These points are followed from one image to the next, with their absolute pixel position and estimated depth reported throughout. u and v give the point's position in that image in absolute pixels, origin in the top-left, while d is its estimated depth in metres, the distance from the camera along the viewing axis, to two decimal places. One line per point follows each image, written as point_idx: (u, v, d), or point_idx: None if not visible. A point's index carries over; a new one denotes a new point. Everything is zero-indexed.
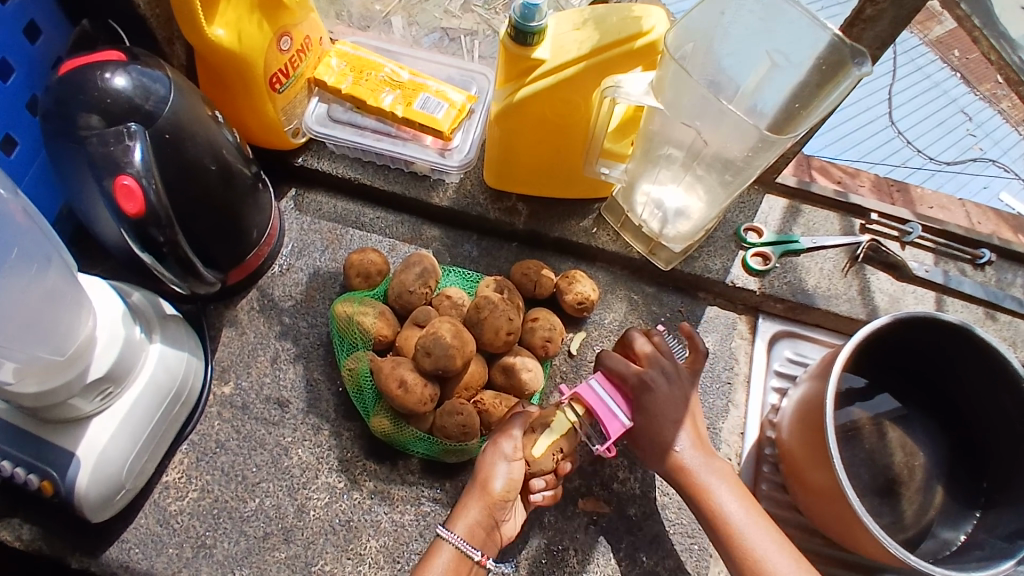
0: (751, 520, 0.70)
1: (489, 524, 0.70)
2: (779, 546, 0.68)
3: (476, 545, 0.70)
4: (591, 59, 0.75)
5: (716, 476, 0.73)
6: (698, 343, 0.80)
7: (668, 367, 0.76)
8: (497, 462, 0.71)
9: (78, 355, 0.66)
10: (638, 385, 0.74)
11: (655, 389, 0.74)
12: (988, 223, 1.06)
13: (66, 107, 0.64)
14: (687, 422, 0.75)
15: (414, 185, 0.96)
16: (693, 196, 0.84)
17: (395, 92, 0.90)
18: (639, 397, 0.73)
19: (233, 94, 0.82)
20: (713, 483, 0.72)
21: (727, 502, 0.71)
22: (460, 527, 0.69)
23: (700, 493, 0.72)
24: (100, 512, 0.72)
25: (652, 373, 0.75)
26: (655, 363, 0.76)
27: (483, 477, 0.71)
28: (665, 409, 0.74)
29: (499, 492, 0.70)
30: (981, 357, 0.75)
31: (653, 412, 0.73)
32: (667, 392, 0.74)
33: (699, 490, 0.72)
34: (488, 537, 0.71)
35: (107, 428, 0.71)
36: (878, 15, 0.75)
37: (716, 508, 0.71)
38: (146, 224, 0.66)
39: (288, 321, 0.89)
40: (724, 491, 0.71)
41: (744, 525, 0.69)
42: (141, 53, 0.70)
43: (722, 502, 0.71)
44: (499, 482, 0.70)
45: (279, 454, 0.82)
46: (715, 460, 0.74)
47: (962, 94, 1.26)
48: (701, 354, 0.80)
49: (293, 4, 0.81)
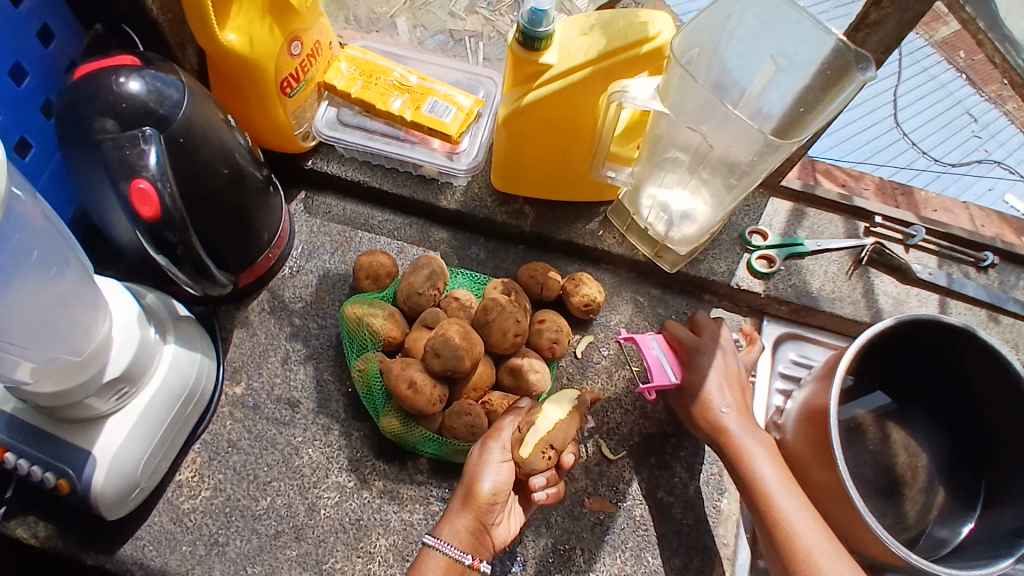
0: (784, 486, 0.71)
1: (477, 529, 0.69)
2: (810, 515, 0.68)
3: (465, 549, 0.69)
4: (597, 64, 0.76)
5: (757, 442, 0.75)
6: (756, 335, 0.89)
7: (724, 342, 0.83)
8: (485, 463, 0.70)
9: (94, 356, 0.68)
10: (692, 347, 0.82)
11: (709, 352, 0.81)
12: (992, 226, 1.07)
13: (82, 113, 0.65)
14: (738, 387, 0.80)
15: (422, 188, 0.97)
16: (698, 199, 0.85)
17: (403, 96, 0.91)
18: (695, 358, 0.81)
19: (245, 98, 0.83)
20: (752, 449, 0.74)
21: (762, 467, 0.72)
22: (447, 534, 0.69)
23: (740, 457, 0.74)
24: (115, 510, 0.74)
25: (707, 340, 0.83)
26: (713, 336, 0.83)
27: (469, 482, 0.70)
28: (717, 370, 0.80)
29: (485, 496, 0.69)
30: (984, 359, 0.76)
31: (703, 370, 0.80)
32: (721, 359, 0.81)
33: (739, 454, 0.74)
34: (479, 542, 0.70)
35: (122, 428, 0.72)
36: (882, 19, 0.76)
37: (753, 472, 0.72)
38: (160, 227, 0.67)
39: (298, 323, 0.91)
40: (762, 455, 0.73)
41: (777, 488, 0.70)
42: (155, 59, 0.71)
43: (758, 468, 0.72)
44: (485, 486, 0.69)
45: (290, 453, 0.83)
46: (756, 428, 0.77)
47: (968, 95, 1.27)
48: (760, 346, 0.87)
49: (304, 10, 0.82)
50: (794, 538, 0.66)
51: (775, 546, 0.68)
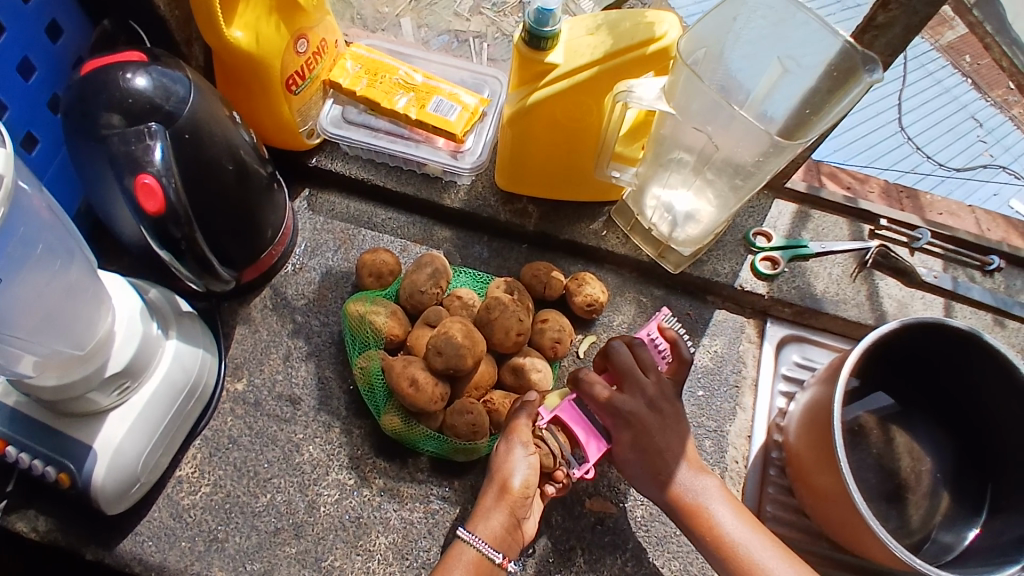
0: (754, 536, 0.70)
1: (512, 525, 0.70)
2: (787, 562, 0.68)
3: (497, 547, 0.69)
4: (603, 64, 0.76)
5: (713, 493, 0.72)
6: (682, 349, 0.79)
7: (649, 391, 0.75)
8: (513, 458, 0.70)
9: (98, 349, 0.68)
10: (617, 418, 0.73)
11: (636, 419, 0.73)
12: (998, 230, 1.06)
13: (88, 106, 0.65)
14: (677, 453, 0.73)
15: (426, 186, 0.97)
16: (702, 201, 0.85)
17: (409, 94, 0.91)
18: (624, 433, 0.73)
19: (250, 95, 0.83)
20: (710, 503, 0.72)
21: (724, 520, 0.71)
22: (481, 529, 0.69)
23: (696, 515, 0.71)
24: (115, 505, 0.74)
25: (631, 400, 0.74)
26: (636, 385, 0.75)
27: (500, 477, 0.70)
28: (651, 441, 0.73)
29: (518, 489, 0.70)
30: (991, 364, 0.75)
31: (629, 441, 0.73)
32: (652, 419, 0.74)
33: (696, 511, 0.71)
34: (510, 539, 0.70)
35: (123, 423, 0.72)
36: (890, 22, 0.75)
37: (716, 529, 0.70)
38: (165, 222, 0.67)
39: (300, 320, 0.90)
40: (723, 510, 0.71)
41: (750, 546, 0.69)
42: (162, 55, 0.71)
43: (719, 521, 0.71)
44: (518, 480, 0.70)
45: (291, 450, 0.83)
46: (706, 478, 0.73)
47: (972, 100, 1.27)
48: (685, 365, 0.79)
49: (310, 7, 0.82)
50: None
51: None
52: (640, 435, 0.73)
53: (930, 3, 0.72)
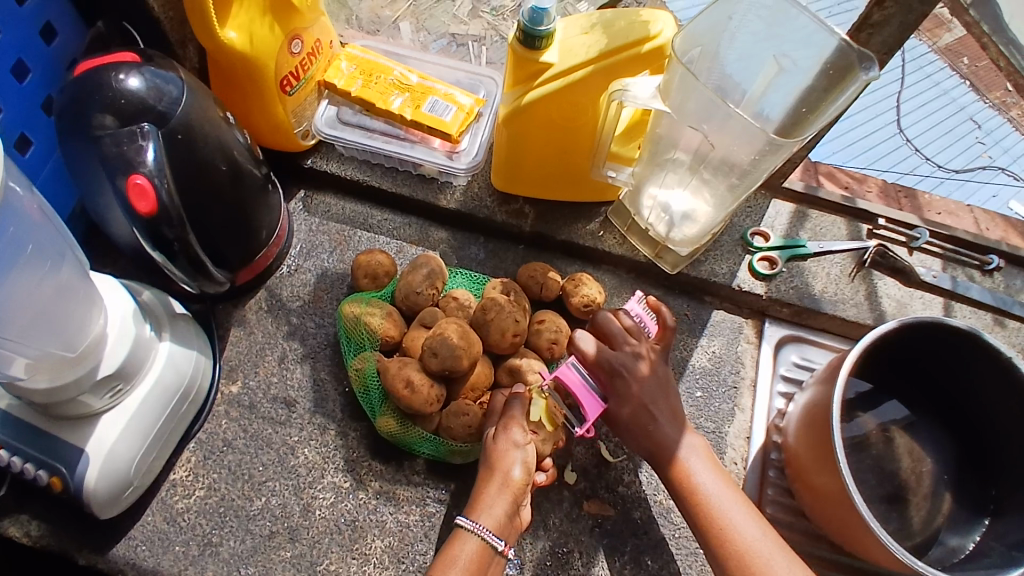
0: (725, 494, 0.71)
1: (512, 514, 0.69)
2: (750, 518, 0.70)
3: (500, 534, 0.68)
4: (598, 63, 0.75)
5: (693, 449, 0.74)
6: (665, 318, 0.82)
7: (639, 349, 0.78)
8: (511, 448, 0.69)
9: (91, 350, 0.68)
10: (611, 371, 0.75)
11: (633, 372, 0.75)
12: (997, 229, 1.06)
13: (80, 107, 0.65)
14: (677, 408, 0.76)
15: (422, 187, 0.96)
16: (699, 200, 0.84)
17: (404, 95, 0.91)
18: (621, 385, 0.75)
19: (244, 96, 0.83)
20: (690, 459, 0.73)
21: (701, 475, 0.72)
22: (484, 519, 0.67)
23: (676, 470, 0.73)
24: (109, 508, 0.73)
25: (622, 356, 0.77)
26: (624, 342, 0.78)
27: (499, 467, 0.69)
28: (649, 394, 0.75)
29: (519, 479, 0.68)
30: (991, 363, 0.75)
31: (624, 396, 0.75)
32: (655, 375, 0.76)
33: (675, 465, 0.73)
34: (512, 526, 0.69)
35: (116, 425, 0.72)
36: (885, 19, 0.75)
37: (692, 482, 0.72)
38: (157, 223, 0.67)
39: (296, 322, 0.90)
40: (701, 465, 0.73)
41: (717, 502, 0.71)
42: (155, 55, 0.71)
43: (696, 476, 0.72)
44: (518, 470, 0.69)
45: (286, 453, 0.83)
46: (692, 436, 0.75)
47: (971, 102, 1.27)
48: (669, 330, 0.81)
49: (304, 7, 0.81)
50: (734, 543, 0.68)
51: (714, 554, 0.69)
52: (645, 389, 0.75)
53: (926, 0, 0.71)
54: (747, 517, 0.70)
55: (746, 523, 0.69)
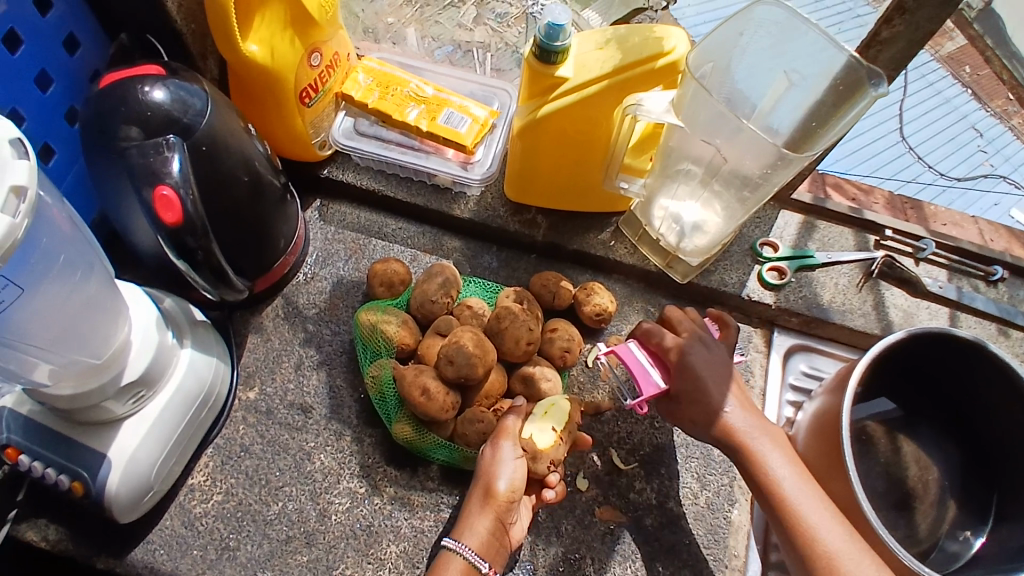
0: (802, 487, 0.69)
1: (497, 532, 0.70)
2: (830, 514, 0.67)
3: (483, 556, 0.69)
4: (613, 78, 0.77)
5: (767, 440, 0.73)
6: (730, 325, 0.83)
7: (705, 337, 0.79)
8: (500, 462, 0.71)
9: (114, 359, 0.69)
10: (676, 353, 0.77)
11: (698, 354, 0.77)
12: (1002, 240, 1.07)
13: (106, 119, 0.66)
14: (733, 388, 0.77)
15: (436, 197, 0.98)
16: (710, 211, 0.85)
17: (419, 107, 0.92)
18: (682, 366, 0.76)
19: (265, 108, 0.84)
20: (764, 448, 0.72)
21: (776, 464, 0.71)
22: (468, 538, 0.69)
23: (751, 459, 0.72)
24: (129, 513, 0.74)
25: (692, 342, 0.78)
26: (695, 333, 0.79)
27: (485, 480, 0.71)
28: (713, 375, 0.76)
29: (504, 493, 0.70)
30: (996, 374, 0.76)
31: (700, 375, 0.76)
32: (709, 357, 0.77)
33: (749, 454, 0.72)
34: (496, 548, 0.70)
35: (138, 430, 0.73)
36: (894, 36, 0.76)
37: (767, 471, 0.71)
38: (181, 233, 0.68)
39: (312, 330, 0.91)
40: (777, 458, 0.71)
41: (795, 494, 0.68)
42: (179, 68, 0.72)
43: (772, 465, 0.71)
44: (503, 484, 0.70)
45: (302, 459, 0.84)
46: (766, 428, 0.74)
47: (973, 110, 1.27)
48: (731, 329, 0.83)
49: (324, 22, 0.83)
50: (812, 537, 0.65)
51: (796, 548, 0.66)
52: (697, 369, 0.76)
53: (934, 18, 0.73)
54: (822, 505, 0.67)
55: (822, 517, 0.66)
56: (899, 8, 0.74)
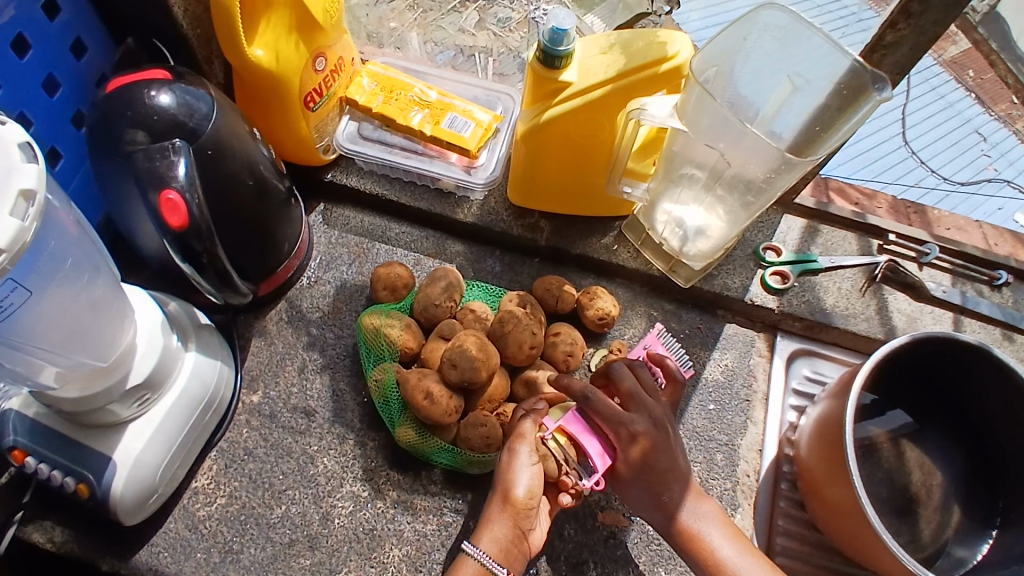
0: (749, 562, 0.70)
1: (515, 537, 0.70)
2: None
3: (501, 562, 0.69)
4: (616, 83, 0.77)
5: (708, 519, 0.72)
6: (673, 369, 0.80)
7: (653, 410, 0.74)
8: (516, 467, 0.71)
9: (120, 361, 0.69)
10: (626, 437, 0.71)
11: (642, 433, 0.72)
12: (1005, 244, 1.07)
13: (114, 124, 0.67)
14: (683, 477, 0.73)
15: (439, 201, 0.98)
16: (712, 215, 0.86)
17: (423, 111, 0.93)
18: (627, 450, 0.72)
19: (270, 112, 0.85)
20: (705, 529, 0.72)
21: (722, 546, 0.71)
22: (485, 543, 0.70)
23: (694, 543, 0.71)
24: (133, 516, 0.74)
25: (637, 417, 0.73)
26: (640, 402, 0.74)
27: (502, 487, 0.71)
28: (659, 462, 0.72)
29: (522, 499, 0.70)
30: (999, 375, 0.76)
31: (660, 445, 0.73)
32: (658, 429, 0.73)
33: (693, 538, 0.71)
34: (515, 553, 0.70)
35: (143, 434, 0.73)
36: (898, 40, 0.77)
37: (714, 555, 0.71)
38: (187, 237, 0.68)
39: (315, 333, 0.92)
40: (717, 533, 0.72)
41: (743, 570, 0.69)
42: (185, 73, 0.73)
43: (717, 548, 0.71)
44: (521, 489, 0.70)
45: (305, 462, 0.84)
46: (705, 504, 0.74)
47: (977, 114, 1.28)
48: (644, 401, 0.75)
49: (329, 26, 0.84)
50: None
51: None
52: (644, 454, 0.72)
53: (938, 23, 0.73)
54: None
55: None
56: (903, 13, 0.74)
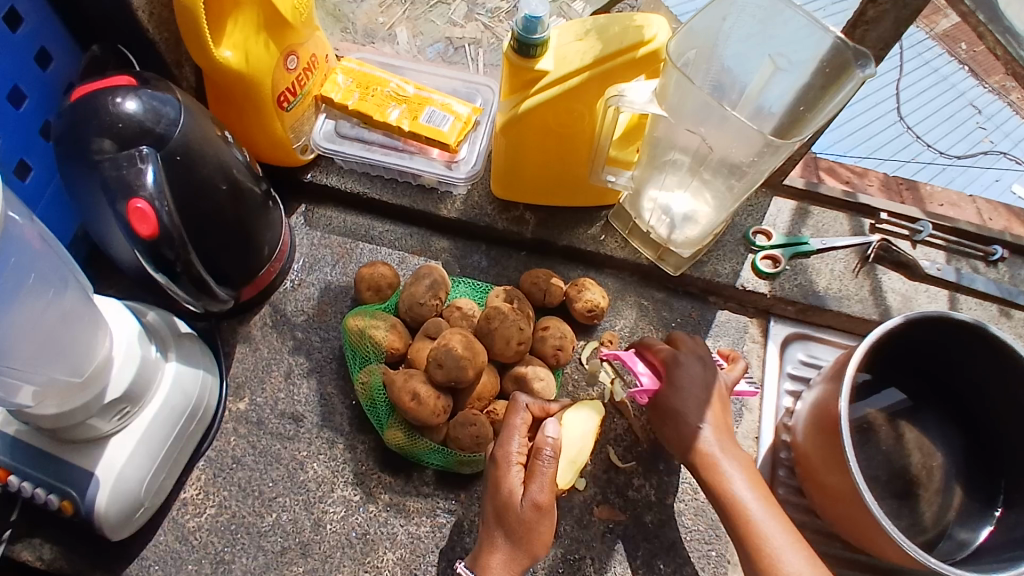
0: (767, 511, 0.68)
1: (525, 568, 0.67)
2: (791, 541, 0.66)
3: None
4: (594, 70, 0.75)
5: (735, 463, 0.72)
6: (739, 358, 0.83)
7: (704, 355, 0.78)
8: (541, 521, 0.66)
9: (96, 375, 0.68)
10: (672, 362, 0.76)
11: (689, 365, 0.76)
12: (1000, 219, 1.05)
13: (79, 132, 0.65)
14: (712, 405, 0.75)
15: (422, 197, 0.96)
16: (700, 202, 0.84)
17: (400, 107, 0.91)
18: (670, 370, 0.76)
19: (242, 114, 0.83)
20: (730, 471, 0.71)
21: (741, 490, 0.70)
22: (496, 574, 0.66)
23: (716, 482, 0.71)
24: (119, 530, 0.73)
25: (688, 356, 0.77)
26: (694, 350, 0.78)
27: (496, 493, 0.68)
28: (696, 389, 0.75)
29: (542, 541, 0.67)
30: (996, 355, 0.74)
31: (684, 386, 0.75)
32: (702, 375, 0.76)
33: (716, 477, 0.71)
34: None
35: (125, 448, 0.72)
36: (880, 15, 0.75)
37: (731, 493, 0.70)
38: (158, 245, 0.67)
39: (300, 337, 0.90)
40: (740, 480, 0.70)
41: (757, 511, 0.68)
42: (151, 78, 0.71)
43: (737, 490, 0.70)
44: (544, 533, 0.67)
45: (295, 468, 0.83)
46: (734, 447, 0.73)
47: (970, 87, 1.26)
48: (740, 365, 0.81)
49: (299, 23, 0.82)
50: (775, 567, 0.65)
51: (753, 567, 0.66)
52: (681, 375, 0.75)
53: None
54: (784, 534, 0.67)
55: (790, 549, 0.66)
56: None
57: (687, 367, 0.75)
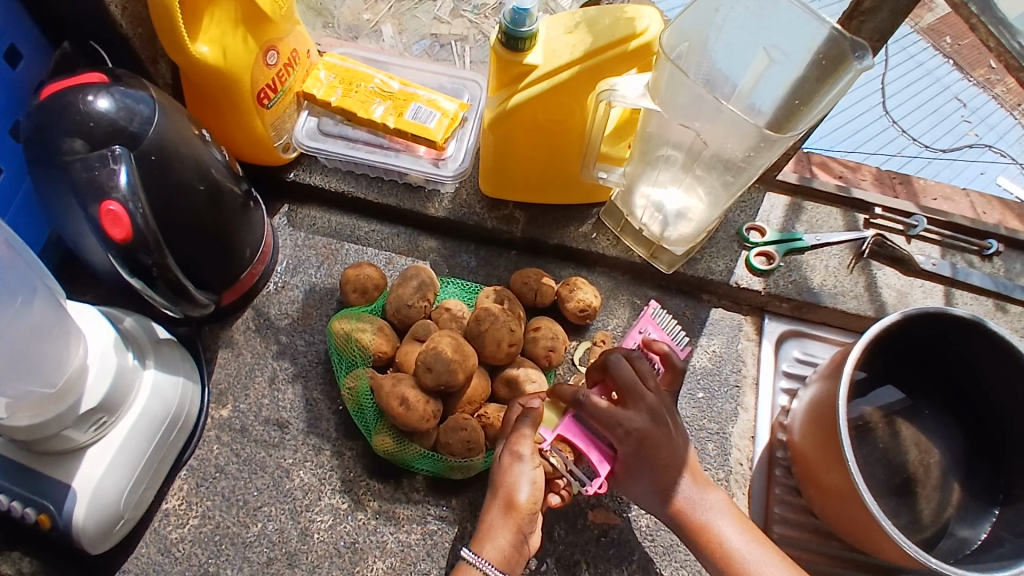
0: (761, 553, 0.67)
1: (518, 541, 0.66)
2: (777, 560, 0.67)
3: (503, 568, 0.65)
4: (584, 64, 0.73)
5: (717, 509, 0.69)
6: (674, 361, 0.75)
7: (655, 404, 0.70)
8: (519, 472, 0.66)
9: (70, 386, 0.65)
10: (627, 437, 0.67)
11: (650, 430, 0.68)
12: (994, 212, 1.04)
13: (49, 132, 0.62)
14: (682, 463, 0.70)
15: (408, 196, 0.94)
16: (692, 197, 0.82)
17: (385, 103, 0.89)
18: (631, 449, 0.68)
19: (220, 113, 0.80)
20: (714, 519, 0.68)
21: (731, 537, 0.68)
22: (487, 551, 0.65)
23: (702, 535, 0.68)
24: (100, 543, 0.71)
25: (636, 415, 0.69)
26: (643, 403, 0.70)
27: (504, 493, 0.66)
28: (661, 457, 0.68)
29: (526, 504, 0.66)
30: (995, 347, 0.73)
31: (657, 455, 0.68)
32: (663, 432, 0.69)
33: (701, 530, 0.68)
34: (516, 556, 0.66)
35: (102, 459, 0.70)
36: (876, 6, 0.73)
37: (722, 547, 0.67)
38: (134, 250, 0.65)
39: (285, 341, 0.88)
40: (727, 525, 0.68)
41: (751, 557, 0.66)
42: (124, 74, 0.68)
43: (726, 540, 0.67)
44: (525, 493, 0.66)
45: (281, 476, 0.80)
46: (713, 491, 0.71)
47: (954, 81, 1.24)
48: (679, 373, 0.75)
49: (278, 17, 0.79)
50: None
51: None
52: (646, 449, 0.68)
53: None
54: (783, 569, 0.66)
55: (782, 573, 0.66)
56: None
57: (648, 435, 0.68)
